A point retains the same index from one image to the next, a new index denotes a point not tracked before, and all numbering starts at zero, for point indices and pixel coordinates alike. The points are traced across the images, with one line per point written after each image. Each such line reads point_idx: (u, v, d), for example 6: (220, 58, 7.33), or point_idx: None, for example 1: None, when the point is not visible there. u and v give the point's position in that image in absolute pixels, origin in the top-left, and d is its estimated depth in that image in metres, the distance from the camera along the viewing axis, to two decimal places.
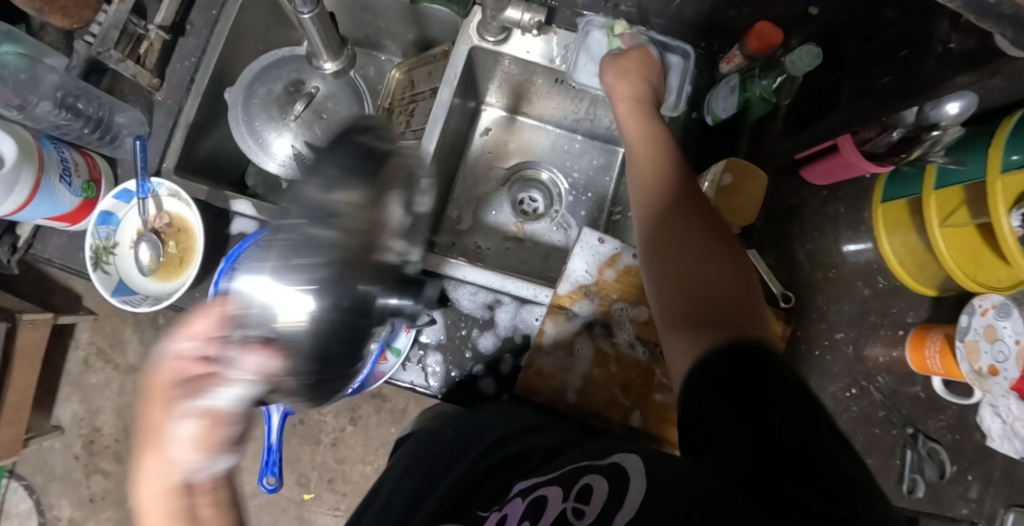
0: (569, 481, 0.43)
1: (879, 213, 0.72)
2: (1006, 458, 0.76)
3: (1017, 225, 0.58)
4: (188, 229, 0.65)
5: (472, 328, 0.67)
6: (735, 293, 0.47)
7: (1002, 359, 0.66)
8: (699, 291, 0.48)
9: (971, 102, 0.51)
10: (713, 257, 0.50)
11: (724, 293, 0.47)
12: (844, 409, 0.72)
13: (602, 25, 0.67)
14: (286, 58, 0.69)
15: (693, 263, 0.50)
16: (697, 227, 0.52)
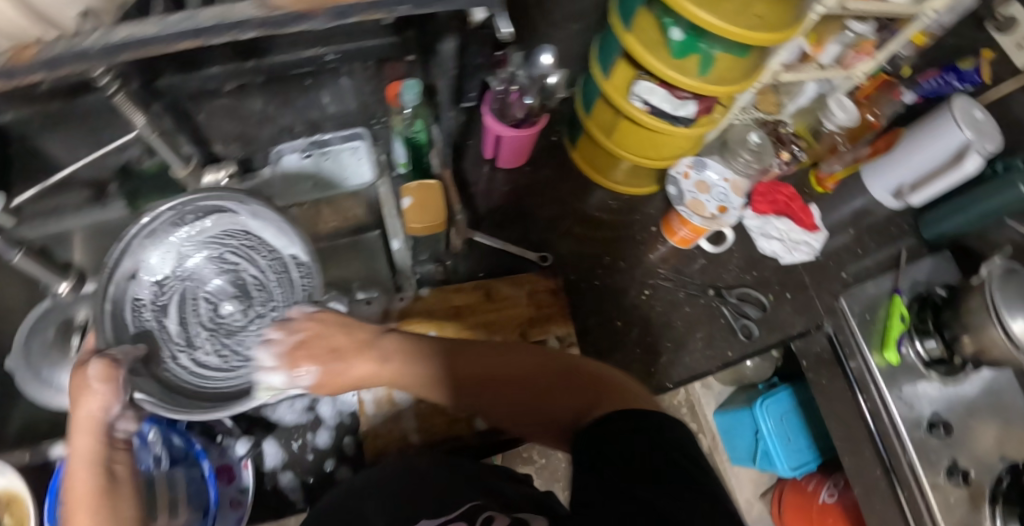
0: (467, 515, 0.43)
1: (579, 156, 0.82)
2: (804, 263, 0.87)
3: (641, 104, 0.72)
4: (18, 496, 0.66)
5: (305, 434, 0.68)
6: (579, 383, 0.51)
7: (724, 198, 0.79)
8: (529, 383, 0.53)
9: (552, 49, 0.72)
10: (520, 355, 0.55)
11: (545, 376, 0.53)
12: (650, 309, 0.78)
13: (290, 149, 0.78)
14: (48, 309, 0.75)
15: (536, 392, 0.52)
16: (491, 361, 0.55)
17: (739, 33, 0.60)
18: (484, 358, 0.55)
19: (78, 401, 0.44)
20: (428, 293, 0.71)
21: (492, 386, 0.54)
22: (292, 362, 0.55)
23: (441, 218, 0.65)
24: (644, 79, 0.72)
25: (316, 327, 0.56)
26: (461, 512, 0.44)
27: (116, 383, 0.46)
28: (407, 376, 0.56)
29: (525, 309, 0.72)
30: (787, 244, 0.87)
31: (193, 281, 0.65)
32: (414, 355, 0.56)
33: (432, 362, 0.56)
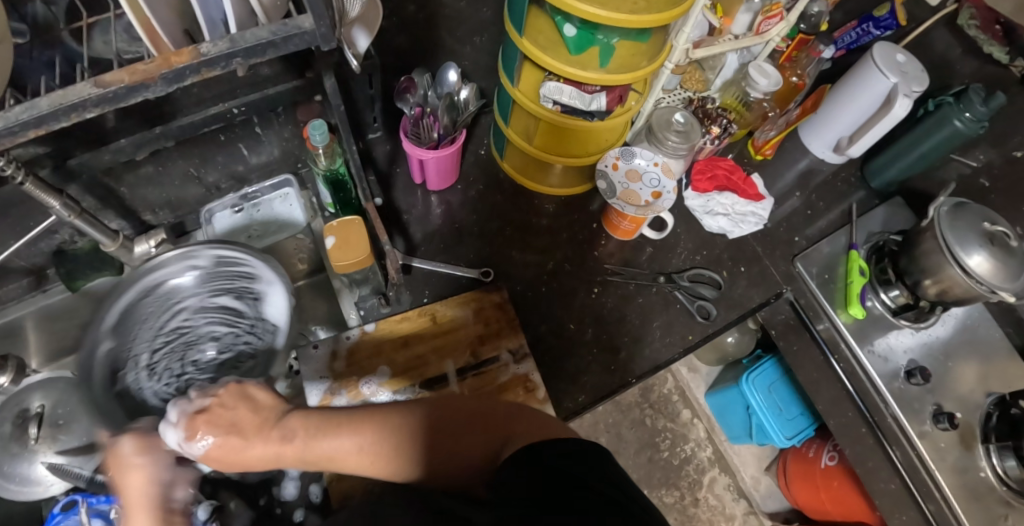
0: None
1: (508, 166, 0.82)
2: (753, 233, 0.86)
3: (553, 105, 0.71)
4: None
5: (271, 487, 0.67)
6: (533, 424, 0.45)
7: (657, 183, 0.78)
8: (474, 429, 0.46)
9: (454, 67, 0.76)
10: (463, 407, 0.48)
11: (492, 422, 0.46)
12: (603, 307, 0.77)
13: (220, 207, 0.77)
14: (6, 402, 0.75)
15: (478, 439, 0.45)
16: (434, 411, 0.48)
17: (623, 19, 0.58)
18: (430, 415, 0.48)
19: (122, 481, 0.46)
20: (374, 328, 0.71)
21: (437, 440, 0.46)
22: (197, 433, 0.47)
23: (366, 253, 0.64)
24: (552, 79, 0.70)
25: (234, 396, 0.50)
26: None
27: (155, 446, 0.48)
28: (342, 448, 0.48)
29: (473, 328, 0.71)
30: (734, 218, 0.86)
31: (193, 331, 0.71)
32: (354, 420, 0.48)
33: (360, 429, 0.48)
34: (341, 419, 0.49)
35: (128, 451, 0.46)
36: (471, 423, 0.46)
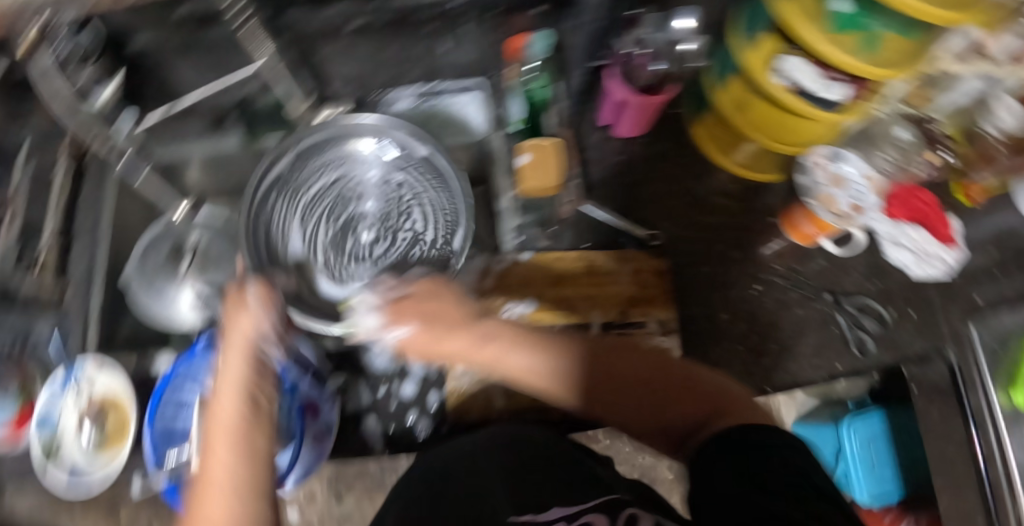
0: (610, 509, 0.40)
1: (699, 131, 0.78)
2: (935, 283, 0.75)
3: (784, 81, 0.65)
4: (121, 401, 0.70)
5: (391, 382, 0.67)
6: (706, 393, 0.40)
7: (860, 196, 0.70)
8: (640, 386, 0.42)
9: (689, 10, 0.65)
10: (632, 358, 0.44)
11: (663, 379, 0.42)
12: (761, 306, 0.74)
13: (404, 92, 0.78)
14: (163, 227, 0.79)
15: (660, 402, 0.41)
16: (602, 355, 0.45)
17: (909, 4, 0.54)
18: (598, 354, 0.45)
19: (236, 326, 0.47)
20: (531, 257, 0.70)
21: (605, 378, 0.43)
22: (392, 320, 0.52)
23: (557, 179, 0.63)
24: (792, 53, 0.64)
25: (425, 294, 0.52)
26: (598, 502, 0.42)
27: (273, 303, 0.48)
28: (524, 367, 0.46)
29: (627, 287, 0.69)
30: (918, 257, 0.75)
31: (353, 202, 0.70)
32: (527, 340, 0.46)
33: (537, 353, 0.46)
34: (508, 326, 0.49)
35: (252, 297, 0.48)
36: (646, 379, 0.42)
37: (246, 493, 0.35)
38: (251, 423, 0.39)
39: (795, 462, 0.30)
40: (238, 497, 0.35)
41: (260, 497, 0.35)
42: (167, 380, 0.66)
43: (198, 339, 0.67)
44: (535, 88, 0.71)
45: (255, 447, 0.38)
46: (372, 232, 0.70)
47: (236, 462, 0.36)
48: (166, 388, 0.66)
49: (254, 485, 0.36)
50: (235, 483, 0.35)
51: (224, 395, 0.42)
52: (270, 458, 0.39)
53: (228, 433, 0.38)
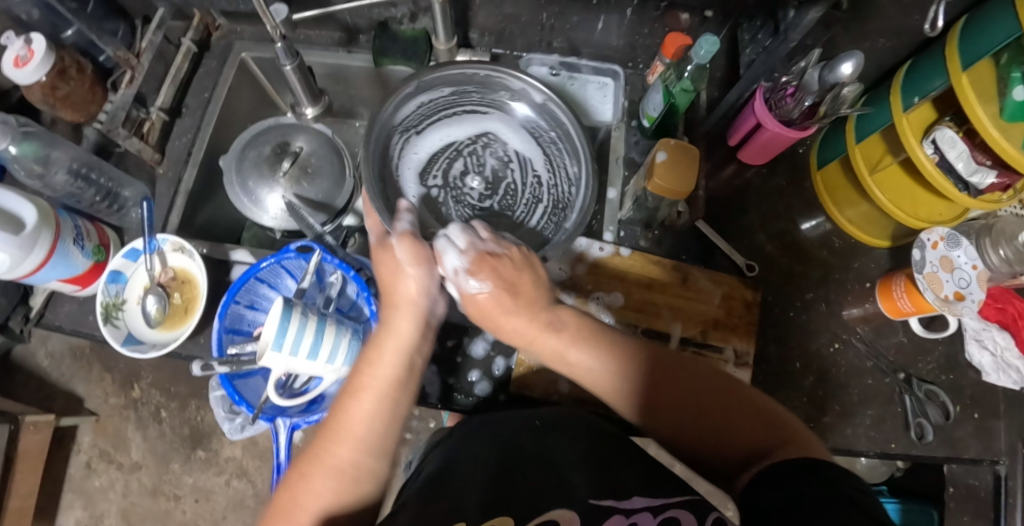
0: (695, 507, 0.44)
1: (819, 178, 0.79)
2: (1007, 391, 0.75)
3: (932, 153, 0.65)
4: (191, 279, 0.70)
5: (462, 336, 0.69)
6: (776, 428, 0.46)
7: (964, 285, 0.69)
8: (715, 408, 0.49)
9: (859, 62, 0.58)
10: (696, 375, 0.51)
11: (711, 405, 0.49)
12: (834, 365, 0.74)
13: (540, 61, 0.76)
14: (272, 126, 0.78)
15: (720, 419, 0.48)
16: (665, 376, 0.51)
17: None
18: (660, 377, 0.51)
19: (394, 280, 0.51)
20: (627, 254, 0.70)
21: (671, 399, 0.50)
22: (473, 270, 0.50)
23: (690, 185, 0.63)
24: (947, 128, 0.65)
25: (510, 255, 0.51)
26: (678, 502, 0.44)
27: (426, 260, 0.51)
28: (588, 367, 0.52)
29: (714, 310, 0.69)
30: (998, 362, 0.74)
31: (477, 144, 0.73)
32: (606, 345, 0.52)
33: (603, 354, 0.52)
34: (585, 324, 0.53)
35: (403, 255, 0.50)
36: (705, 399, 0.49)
37: (366, 451, 0.47)
38: (390, 388, 0.49)
39: (837, 492, 0.36)
40: (367, 450, 0.47)
41: (377, 452, 0.48)
42: (250, 273, 0.65)
43: (292, 242, 0.65)
44: (678, 90, 0.69)
45: (388, 411, 0.48)
46: (479, 183, 0.73)
47: (370, 421, 0.48)
48: (247, 281, 0.65)
49: (380, 448, 0.48)
50: (363, 436, 0.47)
51: (382, 347, 0.50)
52: (402, 413, 0.50)
53: (374, 392, 0.48)
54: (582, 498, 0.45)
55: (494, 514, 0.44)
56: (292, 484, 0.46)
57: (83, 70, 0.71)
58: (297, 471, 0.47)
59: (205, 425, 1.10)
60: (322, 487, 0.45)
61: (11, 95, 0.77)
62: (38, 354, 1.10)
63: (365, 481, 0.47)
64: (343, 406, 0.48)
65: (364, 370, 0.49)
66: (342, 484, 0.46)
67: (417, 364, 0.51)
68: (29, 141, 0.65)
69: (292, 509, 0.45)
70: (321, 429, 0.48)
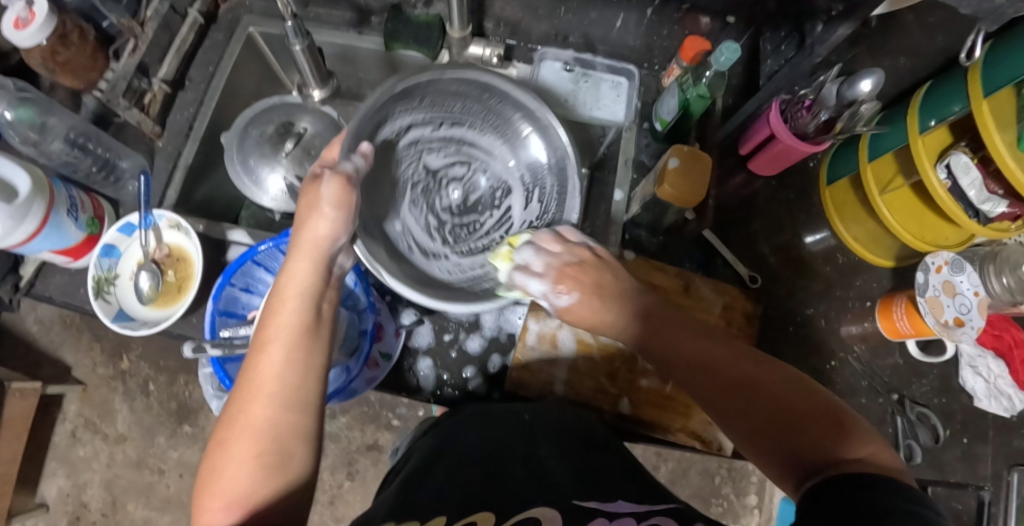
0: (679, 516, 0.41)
1: (828, 194, 0.78)
2: (997, 417, 0.76)
3: (945, 178, 0.64)
4: (186, 258, 0.69)
5: (459, 332, 0.68)
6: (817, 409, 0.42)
7: (964, 312, 0.69)
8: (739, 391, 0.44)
9: (880, 79, 0.57)
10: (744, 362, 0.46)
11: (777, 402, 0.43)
12: (829, 382, 0.74)
13: (555, 56, 0.73)
14: (276, 105, 0.76)
15: (779, 433, 0.41)
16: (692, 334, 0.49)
17: None
18: (702, 357, 0.47)
19: (307, 220, 0.50)
20: (630, 259, 0.69)
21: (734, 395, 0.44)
22: (560, 284, 0.52)
23: (700, 194, 0.62)
24: (962, 153, 0.64)
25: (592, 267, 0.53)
26: (665, 508, 0.43)
27: (348, 205, 0.51)
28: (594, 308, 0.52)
29: (713, 320, 0.68)
30: (991, 389, 0.75)
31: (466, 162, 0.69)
32: (601, 288, 0.52)
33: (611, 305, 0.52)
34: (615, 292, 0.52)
35: (325, 194, 0.50)
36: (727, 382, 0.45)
37: (284, 404, 0.43)
38: (301, 332, 0.46)
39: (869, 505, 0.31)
40: (285, 401, 0.43)
41: (296, 406, 0.43)
42: (247, 256, 0.64)
43: (291, 227, 0.64)
44: (694, 95, 0.67)
45: (304, 356, 0.45)
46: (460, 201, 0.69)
47: (283, 372, 0.44)
48: (244, 263, 0.64)
49: (302, 402, 0.44)
50: (278, 390, 0.43)
51: (285, 295, 0.48)
52: (319, 361, 0.46)
53: (284, 340, 0.45)
54: (565, 499, 0.44)
55: (477, 511, 0.43)
56: (212, 455, 0.41)
57: (86, 36, 0.69)
58: (215, 450, 0.42)
59: (192, 401, 1.09)
60: (241, 450, 0.41)
61: (10, 57, 0.75)
62: (27, 320, 1.09)
63: (290, 440, 0.42)
64: (255, 360, 0.44)
65: (269, 320, 0.47)
66: (261, 449, 0.41)
67: (327, 308, 0.49)
68: (25, 107, 0.63)
69: (211, 480, 0.41)
70: (235, 390, 0.44)
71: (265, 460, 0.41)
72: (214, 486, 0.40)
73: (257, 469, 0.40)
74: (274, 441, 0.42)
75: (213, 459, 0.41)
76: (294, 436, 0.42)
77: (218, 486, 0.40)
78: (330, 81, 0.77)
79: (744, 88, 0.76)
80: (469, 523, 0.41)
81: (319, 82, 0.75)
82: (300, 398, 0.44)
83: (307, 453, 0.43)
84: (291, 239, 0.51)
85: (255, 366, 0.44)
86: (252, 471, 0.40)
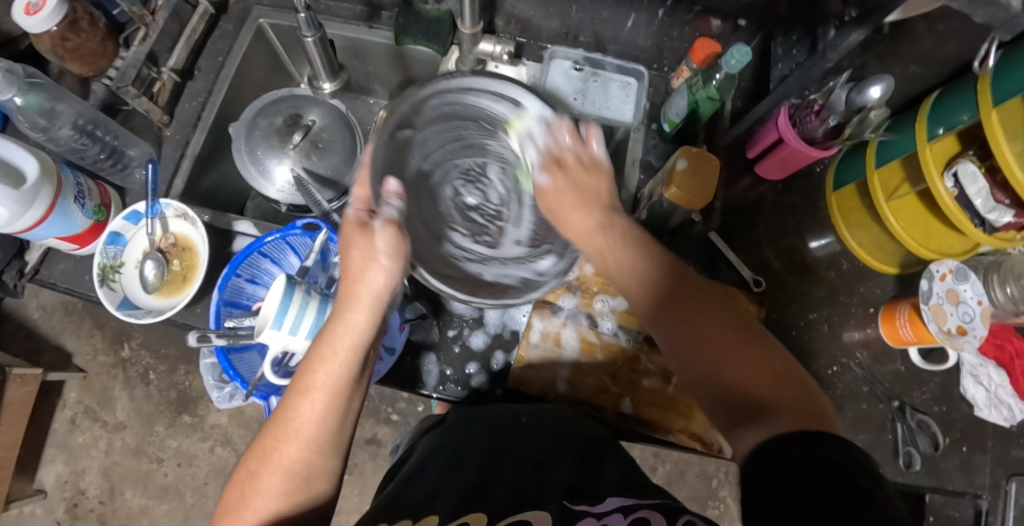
0: (667, 510, 0.42)
1: (834, 200, 0.78)
2: (996, 427, 0.76)
3: (952, 186, 0.64)
4: (192, 247, 0.69)
5: (463, 328, 0.68)
6: (796, 391, 0.43)
7: (968, 319, 0.69)
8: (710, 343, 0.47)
9: (889, 86, 0.57)
10: (714, 315, 0.49)
11: (775, 373, 0.45)
12: (830, 387, 0.74)
13: (565, 55, 0.73)
14: (286, 97, 0.76)
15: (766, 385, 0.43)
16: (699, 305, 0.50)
17: None
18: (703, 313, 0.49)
19: (365, 270, 0.50)
20: None
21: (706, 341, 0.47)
22: (546, 166, 0.62)
23: (708, 196, 0.62)
24: (970, 162, 0.64)
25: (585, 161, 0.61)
26: (652, 503, 0.43)
27: (402, 256, 0.51)
28: (628, 264, 0.54)
29: None
30: (991, 398, 0.75)
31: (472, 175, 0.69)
32: (631, 237, 0.56)
33: (650, 253, 0.54)
34: (648, 245, 0.55)
35: (382, 244, 0.50)
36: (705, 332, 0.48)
37: (318, 451, 0.46)
38: (341, 385, 0.47)
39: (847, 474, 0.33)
40: (320, 447, 0.46)
41: (327, 450, 0.47)
42: (254, 247, 0.65)
43: (298, 219, 0.64)
44: (703, 97, 0.67)
45: (343, 403, 0.47)
46: (479, 204, 0.69)
47: (322, 417, 0.46)
48: (251, 254, 0.65)
49: (332, 445, 0.47)
50: (314, 435, 0.46)
51: (336, 337, 0.48)
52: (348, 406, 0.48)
53: (325, 391, 0.46)
54: (556, 500, 0.44)
55: (470, 511, 0.43)
56: (241, 483, 0.45)
57: (96, 22, 0.69)
58: (242, 476, 0.45)
59: (192, 391, 1.10)
60: (271, 487, 0.44)
61: (20, 42, 0.75)
62: (29, 305, 1.09)
63: (317, 478, 0.46)
64: (294, 401, 0.46)
65: (312, 359, 0.47)
66: (290, 488, 0.45)
67: (370, 353, 0.51)
68: (34, 92, 0.63)
69: (237, 510, 0.44)
70: (269, 424, 0.47)
71: (292, 498, 0.45)
72: (241, 506, 0.44)
73: (288, 503, 0.45)
74: (302, 479, 0.45)
75: (248, 475, 0.45)
76: (322, 478, 0.46)
77: (240, 516, 0.44)
78: (340, 74, 0.78)
79: (752, 92, 0.76)
80: (462, 524, 0.42)
81: (328, 74, 0.75)
82: (332, 443, 0.47)
83: (331, 484, 0.48)
84: (342, 273, 0.51)
85: (291, 406, 0.46)
86: (281, 503, 0.44)
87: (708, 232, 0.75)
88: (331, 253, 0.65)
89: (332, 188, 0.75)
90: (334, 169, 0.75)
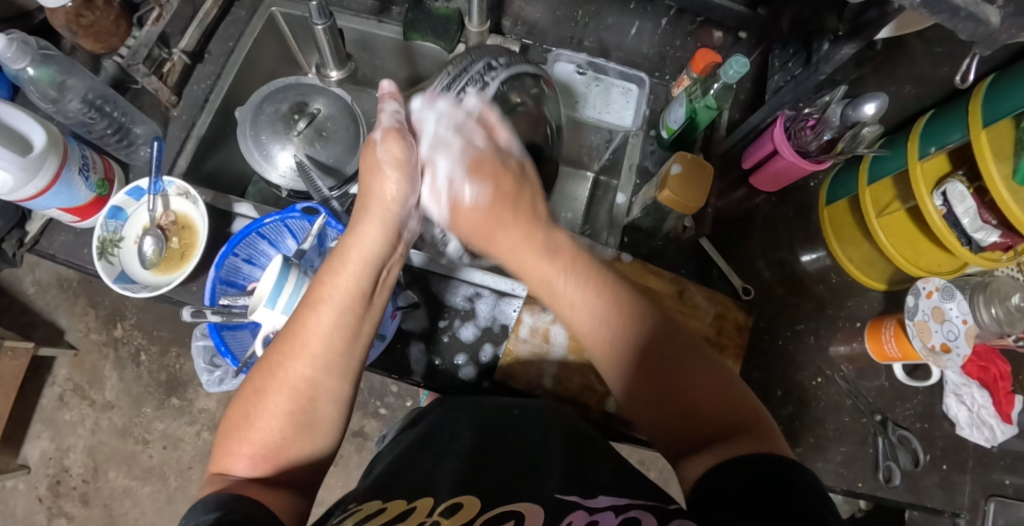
0: (658, 511, 0.40)
1: (826, 214, 0.80)
2: (977, 447, 0.76)
3: (940, 204, 0.66)
4: (191, 226, 0.70)
5: (454, 319, 0.69)
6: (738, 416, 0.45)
7: (952, 337, 0.70)
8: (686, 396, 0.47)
9: (884, 103, 0.58)
10: (664, 342, 0.50)
11: (712, 398, 0.46)
12: (814, 398, 0.75)
13: (568, 59, 0.74)
14: (292, 85, 0.77)
15: (703, 403, 0.46)
16: (667, 347, 0.50)
17: None
18: (659, 345, 0.50)
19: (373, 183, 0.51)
20: (628, 260, 0.70)
21: (656, 380, 0.49)
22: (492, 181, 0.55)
23: (700, 202, 0.64)
24: (959, 182, 0.65)
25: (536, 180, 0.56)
26: (643, 503, 0.42)
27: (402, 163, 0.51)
28: (579, 302, 0.52)
29: (705, 328, 0.69)
30: (974, 418, 0.75)
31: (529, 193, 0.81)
32: (613, 294, 0.52)
33: (617, 306, 0.51)
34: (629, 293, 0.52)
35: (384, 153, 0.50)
36: (664, 375, 0.48)
37: (324, 373, 0.46)
38: (351, 303, 0.48)
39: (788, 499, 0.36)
40: (324, 368, 0.46)
41: (339, 372, 0.47)
42: (253, 227, 0.65)
43: (298, 203, 0.65)
44: (702, 106, 0.68)
45: (351, 325, 0.47)
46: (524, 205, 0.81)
47: (328, 336, 0.46)
48: (250, 234, 0.66)
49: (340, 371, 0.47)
50: (321, 355, 0.46)
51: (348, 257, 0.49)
52: (363, 331, 0.49)
53: (335, 305, 0.47)
54: (549, 492, 0.44)
55: (463, 494, 0.44)
56: (247, 402, 0.46)
57: (112, 2, 0.71)
58: (245, 401, 0.46)
59: (182, 374, 1.10)
60: (277, 405, 0.45)
61: (35, 16, 0.76)
62: (24, 281, 1.10)
63: (322, 404, 0.46)
64: (303, 318, 0.47)
65: (322, 284, 0.48)
66: (292, 409, 0.45)
67: (384, 275, 0.51)
68: (46, 65, 0.64)
69: (243, 428, 0.45)
70: (281, 340, 0.47)
71: (289, 420, 0.45)
72: (245, 427, 0.45)
73: (286, 426, 0.45)
74: (304, 401, 0.45)
75: (256, 391, 0.46)
76: (328, 404, 0.46)
77: (250, 436, 0.44)
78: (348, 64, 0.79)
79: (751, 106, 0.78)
80: (455, 504, 0.43)
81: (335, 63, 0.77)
82: (341, 368, 0.47)
83: (337, 416, 0.47)
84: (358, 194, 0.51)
85: (301, 332, 0.46)
86: (282, 424, 0.45)
87: (698, 237, 0.76)
88: (329, 239, 0.66)
89: (333, 176, 0.75)
90: (336, 158, 0.76)
